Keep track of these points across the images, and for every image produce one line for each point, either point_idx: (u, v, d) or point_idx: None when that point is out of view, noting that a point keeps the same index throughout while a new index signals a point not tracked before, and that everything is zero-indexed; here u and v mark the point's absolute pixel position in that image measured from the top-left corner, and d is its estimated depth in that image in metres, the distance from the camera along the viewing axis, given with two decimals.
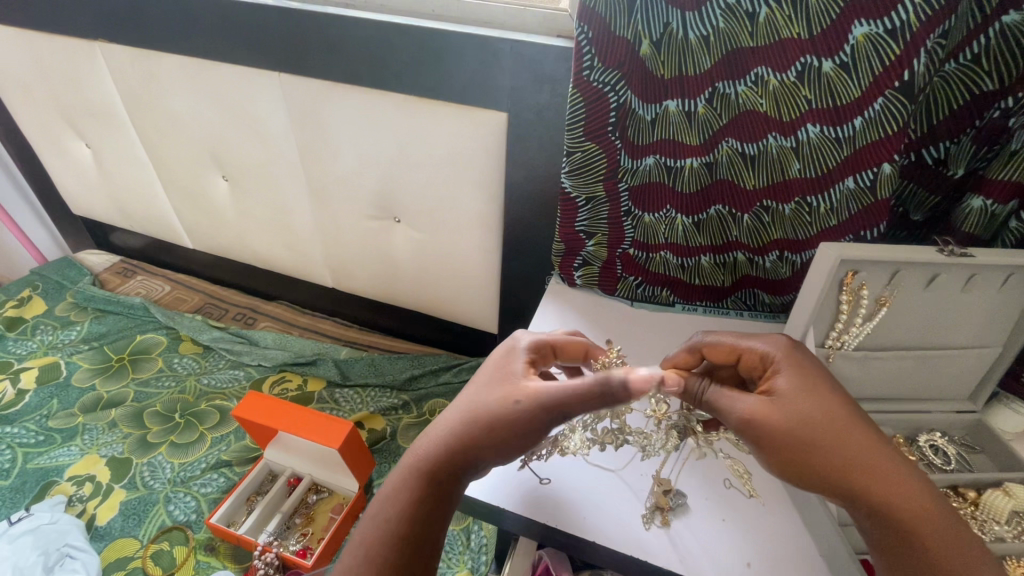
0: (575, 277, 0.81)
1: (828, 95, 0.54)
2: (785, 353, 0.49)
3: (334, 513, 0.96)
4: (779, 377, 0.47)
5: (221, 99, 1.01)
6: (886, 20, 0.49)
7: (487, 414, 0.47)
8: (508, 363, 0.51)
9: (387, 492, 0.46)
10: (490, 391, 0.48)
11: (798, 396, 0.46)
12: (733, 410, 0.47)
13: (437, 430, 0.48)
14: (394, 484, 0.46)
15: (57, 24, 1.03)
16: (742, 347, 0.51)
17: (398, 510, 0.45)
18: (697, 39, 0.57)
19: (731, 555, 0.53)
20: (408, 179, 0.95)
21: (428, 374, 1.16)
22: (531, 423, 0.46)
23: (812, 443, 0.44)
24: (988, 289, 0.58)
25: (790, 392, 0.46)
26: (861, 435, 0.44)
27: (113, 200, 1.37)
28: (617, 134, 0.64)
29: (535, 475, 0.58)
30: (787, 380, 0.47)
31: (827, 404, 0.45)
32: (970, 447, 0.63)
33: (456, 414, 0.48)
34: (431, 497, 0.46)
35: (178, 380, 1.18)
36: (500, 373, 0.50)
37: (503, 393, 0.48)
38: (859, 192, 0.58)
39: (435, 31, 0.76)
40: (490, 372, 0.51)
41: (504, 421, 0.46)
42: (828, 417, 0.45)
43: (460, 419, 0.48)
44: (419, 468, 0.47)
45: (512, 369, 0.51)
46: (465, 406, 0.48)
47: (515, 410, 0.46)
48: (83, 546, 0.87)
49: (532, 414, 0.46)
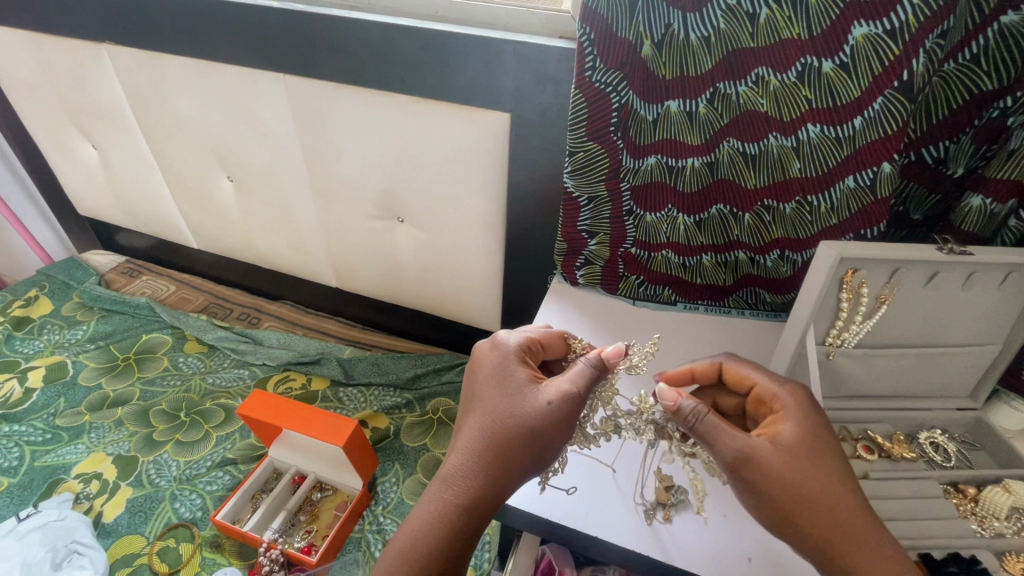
0: (577, 276, 0.82)
1: (828, 95, 0.55)
2: (796, 401, 0.48)
3: (338, 510, 0.96)
4: (785, 423, 0.47)
5: (226, 100, 1.02)
6: (885, 20, 0.49)
7: (507, 432, 0.47)
8: (507, 369, 0.51)
9: (419, 532, 0.46)
10: (503, 407, 0.49)
11: (798, 451, 0.45)
12: (728, 446, 0.46)
13: (458, 459, 0.48)
14: (424, 523, 0.47)
15: (64, 26, 1.04)
16: (757, 377, 0.51)
17: (436, 547, 0.46)
18: (698, 40, 0.57)
19: (732, 550, 0.53)
20: (412, 179, 0.96)
21: (431, 374, 1.17)
22: (553, 433, 0.47)
23: (802, 502, 0.44)
24: (988, 287, 0.58)
25: (793, 441, 0.46)
26: (851, 504, 0.44)
27: (119, 201, 1.38)
28: (620, 134, 0.65)
29: (562, 488, 0.58)
30: (794, 428, 0.46)
31: (828, 465, 0.45)
32: (971, 444, 0.64)
33: (474, 438, 0.49)
34: (465, 525, 0.47)
35: (183, 379, 1.19)
36: (505, 383, 0.50)
37: (518, 407, 0.49)
38: (860, 192, 0.59)
39: (438, 33, 0.77)
40: (494, 383, 0.51)
41: (527, 436, 0.47)
42: (823, 476, 0.45)
43: (479, 442, 0.48)
44: (449, 502, 0.47)
45: (516, 376, 0.51)
46: (480, 428, 0.49)
47: (535, 424, 0.47)
48: (90, 543, 0.88)
49: (552, 422, 0.47)
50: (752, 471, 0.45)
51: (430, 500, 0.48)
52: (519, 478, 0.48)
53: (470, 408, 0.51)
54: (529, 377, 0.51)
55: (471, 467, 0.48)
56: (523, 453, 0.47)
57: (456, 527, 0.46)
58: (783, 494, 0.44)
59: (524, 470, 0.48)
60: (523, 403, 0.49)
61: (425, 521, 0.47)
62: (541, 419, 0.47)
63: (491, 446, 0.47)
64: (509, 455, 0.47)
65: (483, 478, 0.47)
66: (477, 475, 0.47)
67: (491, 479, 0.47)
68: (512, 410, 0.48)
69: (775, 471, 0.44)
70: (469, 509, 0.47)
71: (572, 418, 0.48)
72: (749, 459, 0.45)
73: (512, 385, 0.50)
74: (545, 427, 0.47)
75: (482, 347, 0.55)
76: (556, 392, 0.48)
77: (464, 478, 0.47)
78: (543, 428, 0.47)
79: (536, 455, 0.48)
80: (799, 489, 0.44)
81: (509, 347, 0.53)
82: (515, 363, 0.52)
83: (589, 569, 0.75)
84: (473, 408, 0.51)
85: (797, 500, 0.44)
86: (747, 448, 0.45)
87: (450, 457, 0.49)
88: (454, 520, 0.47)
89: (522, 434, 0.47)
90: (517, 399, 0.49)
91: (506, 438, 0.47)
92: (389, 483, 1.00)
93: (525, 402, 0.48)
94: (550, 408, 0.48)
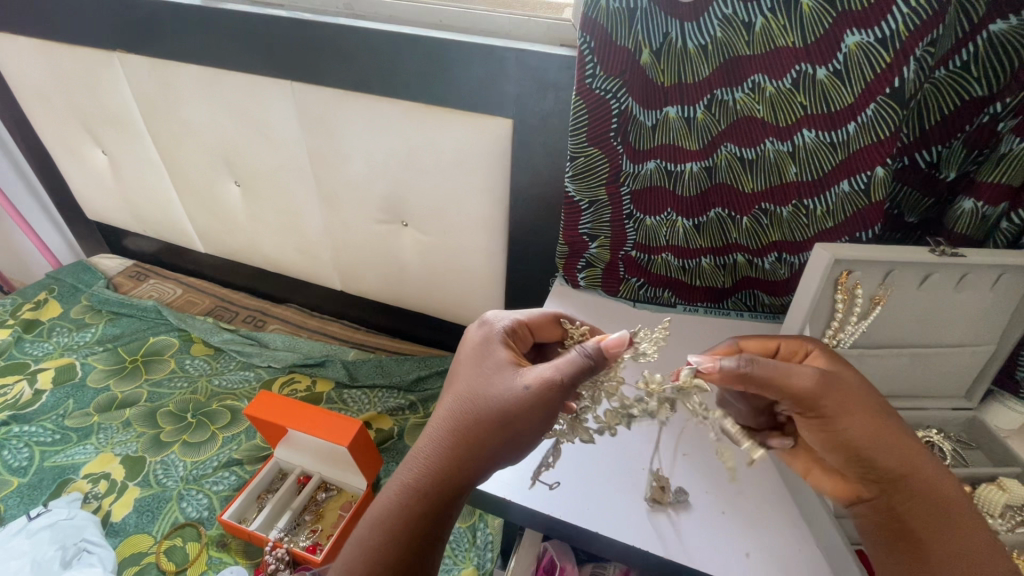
0: (578, 279, 0.83)
1: (822, 102, 0.57)
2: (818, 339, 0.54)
3: (343, 510, 0.98)
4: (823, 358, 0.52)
5: (234, 107, 1.04)
6: (877, 29, 0.51)
7: (476, 414, 0.47)
8: (487, 352, 0.52)
9: (379, 509, 0.47)
10: (476, 389, 0.48)
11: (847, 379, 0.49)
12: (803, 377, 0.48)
13: (426, 440, 0.48)
14: (386, 499, 0.47)
15: (76, 35, 1.07)
16: (776, 339, 0.55)
17: (392, 525, 0.45)
18: (695, 49, 0.59)
19: (732, 545, 0.54)
20: (416, 184, 0.98)
21: (434, 375, 1.18)
22: (529, 419, 0.46)
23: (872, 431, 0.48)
24: (981, 287, 0.59)
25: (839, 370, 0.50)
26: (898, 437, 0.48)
27: (128, 207, 1.40)
28: (620, 139, 0.66)
29: (539, 497, 0.57)
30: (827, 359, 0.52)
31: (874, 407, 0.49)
32: (966, 443, 0.64)
33: (443, 416, 0.49)
34: (421, 507, 0.46)
35: (190, 380, 1.21)
36: (485, 363, 0.51)
37: (492, 387, 0.48)
38: (854, 195, 0.60)
39: (443, 42, 0.79)
40: (472, 363, 0.51)
41: (493, 417, 0.46)
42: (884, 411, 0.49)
43: (447, 419, 0.48)
44: (414, 485, 0.46)
45: (495, 358, 0.51)
46: (452, 406, 0.49)
47: (511, 408, 0.46)
48: (99, 541, 0.89)
49: (522, 406, 0.46)
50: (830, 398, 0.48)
51: (396, 479, 0.48)
52: (494, 464, 0.47)
53: (447, 390, 0.51)
54: (509, 360, 0.50)
55: (435, 448, 0.47)
56: (490, 435, 0.46)
57: (415, 508, 0.46)
58: (862, 423, 0.48)
59: (490, 454, 0.46)
60: (502, 386, 0.47)
61: (388, 496, 0.47)
62: (511, 399, 0.46)
63: (456, 423, 0.47)
64: (476, 438, 0.46)
65: (447, 459, 0.46)
66: (439, 455, 0.47)
67: (455, 462, 0.46)
68: (484, 391, 0.48)
69: (846, 397, 0.48)
70: (431, 490, 0.46)
71: (548, 407, 0.46)
72: (824, 385, 0.48)
73: (490, 367, 0.50)
74: (514, 409, 0.46)
75: (471, 331, 0.56)
76: (532, 376, 0.47)
77: (426, 457, 0.47)
78: (513, 410, 0.46)
79: (514, 442, 0.46)
80: (869, 420, 0.48)
81: (494, 330, 0.55)
82: (496, 348, 0.52)
83: (589, 566, 0.75)
84: (448, 390, 0.51)
85: (866, 428, 0.48)
86: (816, 375, 0.48)
87: (420, 438, 0.49)
88: (413, 501, 0.46)
89: (496, 419, 0.46)
90: (491, 382, 0.48)
91: (473, 417, 0.47)
92: None
93: (503, 384, 0.47)
94: (523, 389, 0.46)
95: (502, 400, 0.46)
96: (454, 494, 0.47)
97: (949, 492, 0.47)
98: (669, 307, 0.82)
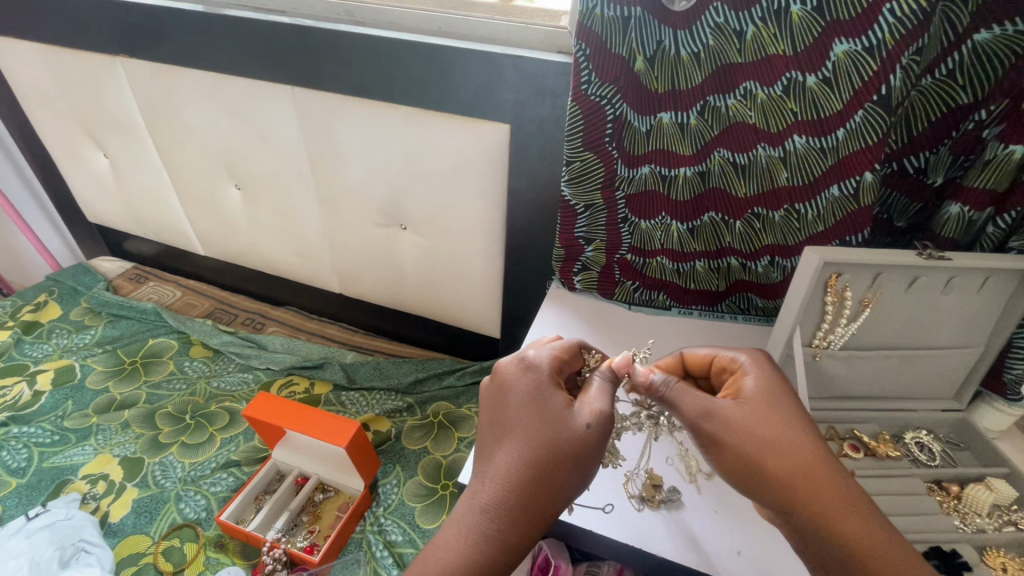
0: (574, 282, 0.84)
1: (813, 109, 0.58)
2: (756, 361, 0.51)
3: (340, 511, 0.98)
4: (748, 378, 0.50)
5: (236, 111, 1.05)
6: (864, 38, 0.52)
7: (547, 457, 0.46)
8: (543, 393, 0.49)
9: (445, 562, 0.43)
10: (541, 432, 0.47)
11: (747, 407, 0.47)
12: (693, 404, 0.48)
13: (492, 485, 0.46)
14: (453, 551, 0.44)
15: (79, 41, 1.08)
16: (715, 352, 0.54)
17: None
18: (689, 56, 0.60)
19: (725, 543, 0.55)
20: (408, 182, 0.99)
21: (432, 378, 1.19)
22: (594, 456, 0.47)
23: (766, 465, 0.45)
24: (968, 290, 0.60)
25: (755, 396, 0.48)
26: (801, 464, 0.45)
27: (129, 209, 1.41)
28: (615, 144, 0.67)
29: None
30: (756, 382, 0.49)
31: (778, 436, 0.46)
32: (956, 444, 0.66)
33: (513, 461, 0.46)
34: (500, 556, 0.44)
35: (188, 381, 1.21)
36: (539, 400, 0.49)
37: (557, 427, 0.47)
38: (844, 200, 0.61)
39: (440, 49, 0.80)
40: (526, 399, 0.49)
41: (566, 458, 0.46)
42: (787, 442, 0.46)
43: (519, 463, 0.46)
44: (492, 535, 0.44)
45: (548, 395, 0.49)
46: (521, 450, 0.47)
47: (582, 449, 0.46)
48: (97, 541, 0.90)
49: (589, 445, 0.47)
50: (714, 424, 0.47)
51: (466, 530, 0.45)
52: (565, 502, 0.47)
53: (503, 432, 0.48)
54: (565, 399, 0.49)
55: (511, 497, 0.45)
56: (562, 476, 0.46)
57: (493, 555, 0.44)
58: (758, 449, 0.45)
59: (563, 495, 0.46)
60: (565, 426, 0.47)
61: (463, 552, 0.44)
62: (580, 441, 0.47)
63: (530, 467, 0.46)
64: (553, 484, 0.46)
65: (522, 503, 0.45)
66: (515, 501, 0.45)
67: (529, 505, 0.45)
68: (551, 434, 0.47)
69: (735, 425, 0.46)
70: (509, 538, 0.45)
71: (605, 439, 0.48)
72: (707, 413, 0.47)
73: (551, 408, 0.48)
74: (583, 448, 0.47)
75: (508, 366, 0.52)
76: (591, 413, 0.48)
77: (501, 505, 0.45)
78: (583, 452, 0.47)
79: (581, 479, 0.47)
80: (762, 446, 0.45)
81: (532, 361, 0.52)
82: (549, 386, 0.50)
83: (585, 565, 0.76)
84: (506, 430, 0.48)
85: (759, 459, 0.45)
86: (707, 404, 0.48)
87: (487, 486, 0.46)
88: (489, 547, 0.44)
89: (568, 460, 0.46)
90: (556, 425, 0.47)
91: (547, 460, 0.46)
92: (392, 486, 1.01)
93: (568, 425, 0.47)
94: (588, 429, 0.47)
95: (573, 441, 0.46)
96: (529, 537, 0.46)
97: (859, 518, 0.43)
98: (665, 310, 0.84)
